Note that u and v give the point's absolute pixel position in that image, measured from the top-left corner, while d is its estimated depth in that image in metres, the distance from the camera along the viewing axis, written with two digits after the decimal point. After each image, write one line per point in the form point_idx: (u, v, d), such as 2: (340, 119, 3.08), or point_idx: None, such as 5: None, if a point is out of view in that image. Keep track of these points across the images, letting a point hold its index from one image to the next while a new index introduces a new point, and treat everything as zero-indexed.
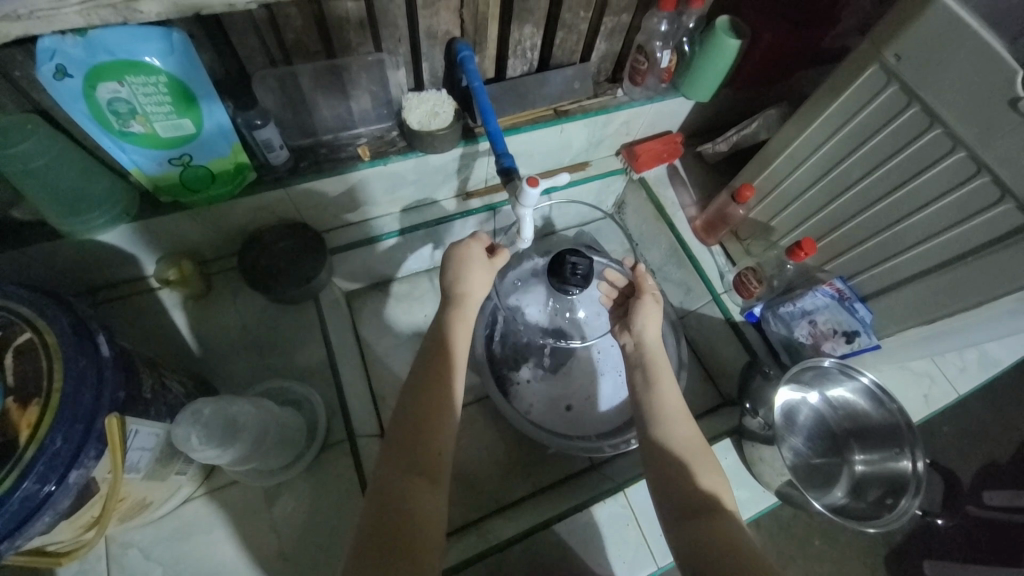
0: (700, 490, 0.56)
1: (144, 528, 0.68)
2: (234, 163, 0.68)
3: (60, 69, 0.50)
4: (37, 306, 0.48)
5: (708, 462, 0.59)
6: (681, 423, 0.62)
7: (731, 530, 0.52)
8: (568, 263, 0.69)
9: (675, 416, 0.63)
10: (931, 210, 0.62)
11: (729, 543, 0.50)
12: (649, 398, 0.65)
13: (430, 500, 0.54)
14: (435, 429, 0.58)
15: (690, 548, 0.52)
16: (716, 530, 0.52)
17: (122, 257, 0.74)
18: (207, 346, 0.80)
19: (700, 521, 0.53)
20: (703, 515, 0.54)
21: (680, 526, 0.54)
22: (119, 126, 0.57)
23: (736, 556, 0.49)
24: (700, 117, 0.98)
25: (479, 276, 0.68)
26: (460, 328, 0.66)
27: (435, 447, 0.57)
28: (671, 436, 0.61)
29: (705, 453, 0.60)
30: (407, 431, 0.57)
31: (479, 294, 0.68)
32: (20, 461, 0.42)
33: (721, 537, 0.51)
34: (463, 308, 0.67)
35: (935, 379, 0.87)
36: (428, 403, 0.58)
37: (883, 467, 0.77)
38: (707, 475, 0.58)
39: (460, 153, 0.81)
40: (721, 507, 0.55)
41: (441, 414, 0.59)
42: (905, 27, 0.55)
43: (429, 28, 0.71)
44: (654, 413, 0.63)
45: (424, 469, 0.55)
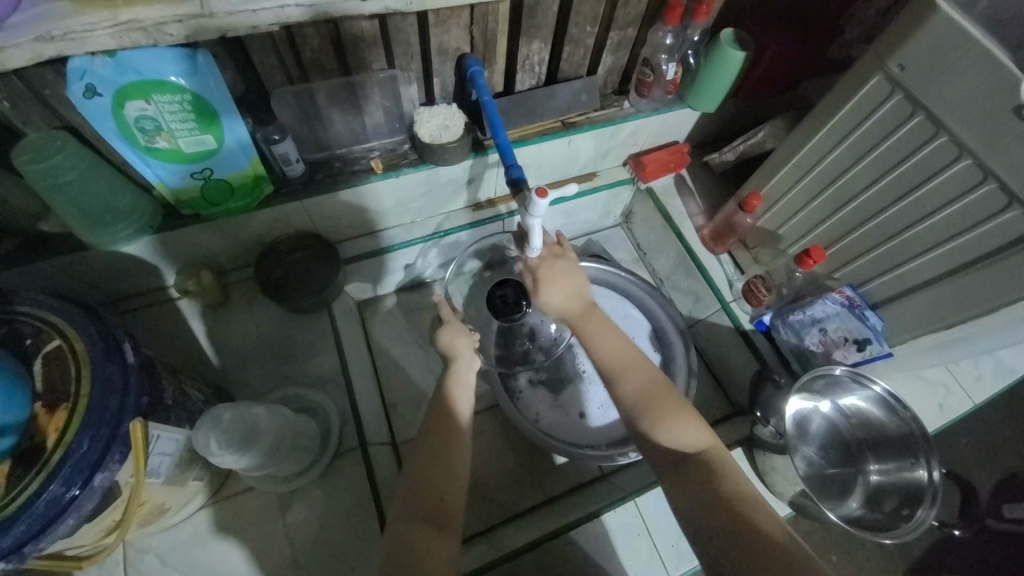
0: (671, 443, 0.56)
1: (161, 534, 0.69)
2: (253, 176, 0.70)
3: (90, 88, 0.53)
4: (65, 314, 0.50)
5: (669, 403, 0.60)
6: (629, 369, 0.64)
7: (717, 475, 0.52)
8: (497, 298, 0.81)
9: (626, 364, 0.65)
10: (939, 218, 0.62)
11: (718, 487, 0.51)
12: (597, 354, 0.67)
13: (438, 546, 0.53)
14: (443, 473, 0.59)
15: (691, 500, 0.51)
16: (700, 476, 0.52)
17: (144, 267, 0.76)
18: (223, 355, 0.81)
19: (688, 469, 0.53)
20: (688, 465, 0.54)
21: (668, 480, 0.54)
22: (145, 142, 0.60)
23: (721, 501, 0.50)
24: (707, 127, 0.99)
25: (458, 331, 0.73)
26: (463, 377, 0.70)
27: (439, 492, 0.57)
28: (628, 384, 0.63)
29: (662, 396, 0.60)
30: (421, 485, 0.58)
31: (464, 345, 0.72)
32: (47, 463, 0.44)
33: (705, 482, 0.52)
34: (462, 365, 0.71)
35: (950, 388, 0.86)
36: (439, 435, 0.62)
37: (898, 477, 0.76)
38: (671, 424, 0.57)
39: (470, 165, 0.83)
40: (702, 457, 0.54)
41: (450, 447, 0.62)
42: (908, 38, 0.56)
43: (440, 45, 0.73)
44: (610, 369, 0.65)
45: (438, 507, 0.56)
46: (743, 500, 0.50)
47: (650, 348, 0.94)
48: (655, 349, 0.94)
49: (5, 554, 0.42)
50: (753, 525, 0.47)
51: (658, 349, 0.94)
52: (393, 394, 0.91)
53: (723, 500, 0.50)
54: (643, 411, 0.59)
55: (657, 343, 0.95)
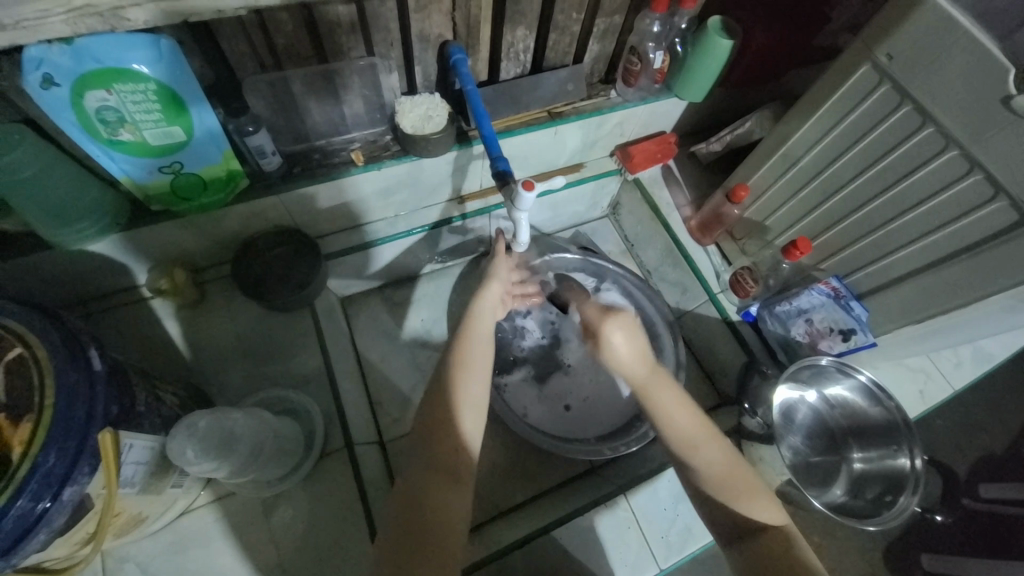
0: (747, 517, 0.54)
1: (140, 542, 0.66)
2: (226, 170, 0.67)
3: (46, 77, 0.50)
4: (26, 320, 0.47)
5: (745, 480, 0.56)
6: (704, 445, 0.56)
7: (789, 553, 0.52)
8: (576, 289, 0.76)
9: (699, 439, 0.56)
10: (924, 210, 0.62)
11: (786, 562, 0.51)
12: (668, 428, 0.57)
13: (454, 503, 0.55)
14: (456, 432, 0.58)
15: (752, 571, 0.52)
16: (773, 550, 0.52)
17: (113, 266, 0.72)
18: (201, 356, 0.79)
19: (755, 541, 0.53)
20: (755, 536, 0.54)
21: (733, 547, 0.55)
22: (107, 135, 0.57)
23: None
24: (694, 116, 0.98)
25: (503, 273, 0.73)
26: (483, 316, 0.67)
27: (456, 446, 0.57)
28: (704, 462, 0.56)
29: (741, 470, 0.56)
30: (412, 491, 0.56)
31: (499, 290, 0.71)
32: (11, 479, 0.41)
33: (776, 558, 0.52)
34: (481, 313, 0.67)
35: (931, 374, 0.87)
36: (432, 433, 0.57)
37: (880, 465, 0.78)
38: (748, 501, 0.55)
39: (455, 156, 0.80)
40: (772, 529, 0.54)
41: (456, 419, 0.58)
42: (898, 26, 0.55)
43: (421, 31, 0.70)
44: (681, 448, 0.56)
45: (452, 470, 0.56)
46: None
47: None
48: None
49: None
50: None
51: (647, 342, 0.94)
52: (380, 392, 0.89)
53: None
54: (718, 487, 0.55)
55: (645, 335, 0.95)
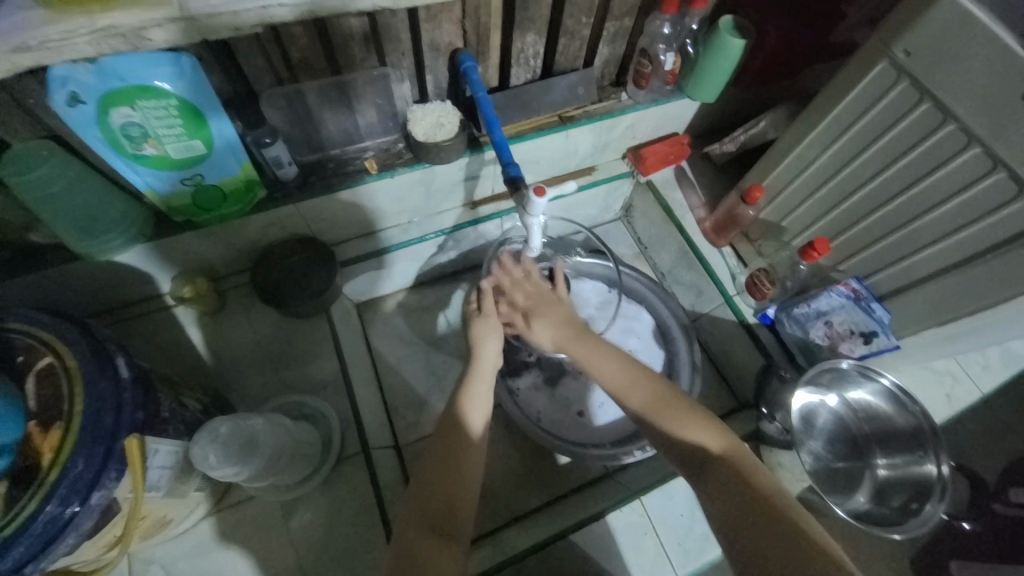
0: (692, 447, 0.55)
1: (164, 545, 0.68)
2: (245, 180, 0.69)
3: (73, 95, 0.52)
4: (57, 330, 0.49)
5: (682, 410, 0.58)
6: (632, 390, 0.61)
7: (744, 472, 0.52)
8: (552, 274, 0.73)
9: (627, 383, 0.62)
10: (946, 209, 0.61)
11: (741, 485, 0.51)
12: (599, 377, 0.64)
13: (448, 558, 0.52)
14: (459, 471, 0.59)
15: (714, 502, 0.52)
16: (726, 473, 0.52)
17: (138, 276, 0.75)
18: (222, 362, 0.81)
19: (711, 469, 0.53)
20: (710, 463, 0.53)
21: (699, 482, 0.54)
22: (132, 150, 0.59)
23: (750, 501, 0.49)
24: (707, 117, 0.97)
25: (493, 332, 0.68)
26: (481, 378, 0.66)
27: (449, 505, 0.56)
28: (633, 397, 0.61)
29: (673, 403, 0.59)
30: (428, 499, 0.56)
31: (493, 350, 0.68)
32: (43, 483, 0.43)
33: (735, 480, 0.51)
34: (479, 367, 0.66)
35: (957, 377, 0.85)
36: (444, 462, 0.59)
37: (905, 471, 0.75)
38: (687, 427, 0.56)
39: (466, 163, 0.81)
40: (721, 454, 0.54)
41: (454, 480, 0.58)
42: (915, 22, 0.54)
43: (432, 40, 0.71)
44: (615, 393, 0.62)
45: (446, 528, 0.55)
46: (772, 493, 0.49)
47: (653, 345, 0.93)
48: (659, 346, 0.93)
49: None
50: (778, 519, 0.47)
51: (661, 346, 0.93)
52: (395, 397, 0.90)
53: (753, 499, 0.49)
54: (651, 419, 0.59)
55: (660, 339, 0.94)
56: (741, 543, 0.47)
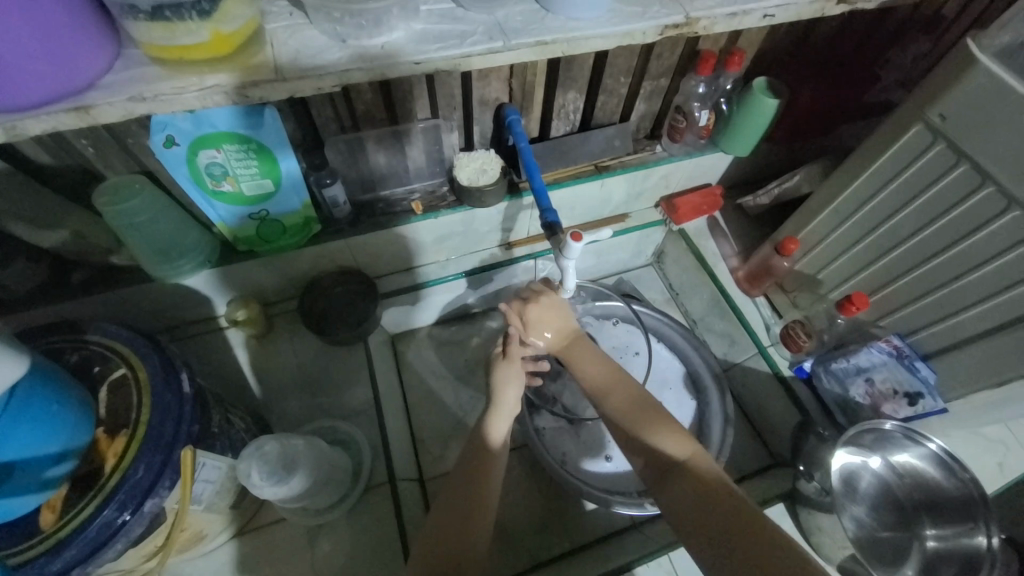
0: (659, 451, 0.58)
1: (192, 562, 0.70)
2: (303, 217, 0.75)
3: (169, 138, 0.59)
4: (132, 344, 0.54)
5: (653, 413, 0.61)
6: (609, 390, 0.64)
7: (702, 475, 0.54)
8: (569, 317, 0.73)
9: (607, 385, 0.65)
10: (990, 268, 0.60)
11: (701, 488, 0.53)
12: (582, 378, 0.66)
13: None
14: (476, 509, 0.60)
15: (677, 504, 0.53)
16: (689, 479, 0.54)
17: (199, 298, 0.81)
18: (264, 384, 0.85)
19: (675, 476, 0.55)
20: (674, 471, 0.56)
21: (662, 490, 0.56)
22: (211, 186, 0.66)
23: (712, 500, 0.52)
24: (740, 170, 0.99)
25: (514, 377, 0.69)
26: (500, 425, 0.67)
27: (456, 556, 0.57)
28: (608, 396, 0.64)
29: (647, 407, 0.62)
30: (453, 532, 0.58)
31: (513, 396, 0.68)
32: (103, 488, 0.47)
33: (693, 483, 0.54)
34: (500, 414, 0.68)
35: (1012, 447, 0.79)
36: (467, 498, 0.61)
37: (957, 543, 0.70)
38: (654, 431, 0.59)
39: (505, 207, 0.86)
40: (687, 462, 0.56)
41: (467, 530, 0.59)
42: (949, 89, 0.56)
43: (481, 96, 0.78)
44: (594, 391, 0.65)
45: None
46: (727, 492, 0.52)
47: (684, 394, 0.92)
48: (689, 395, 0.91)
49: None
50: (736, 513, 0.50)
51: (692, 394, 0.92)
52: (422, 429, 0.91)
53: (711, 498, 0.52)
54: (624, 422, 0.61)
55: (691, 387, 0.92)
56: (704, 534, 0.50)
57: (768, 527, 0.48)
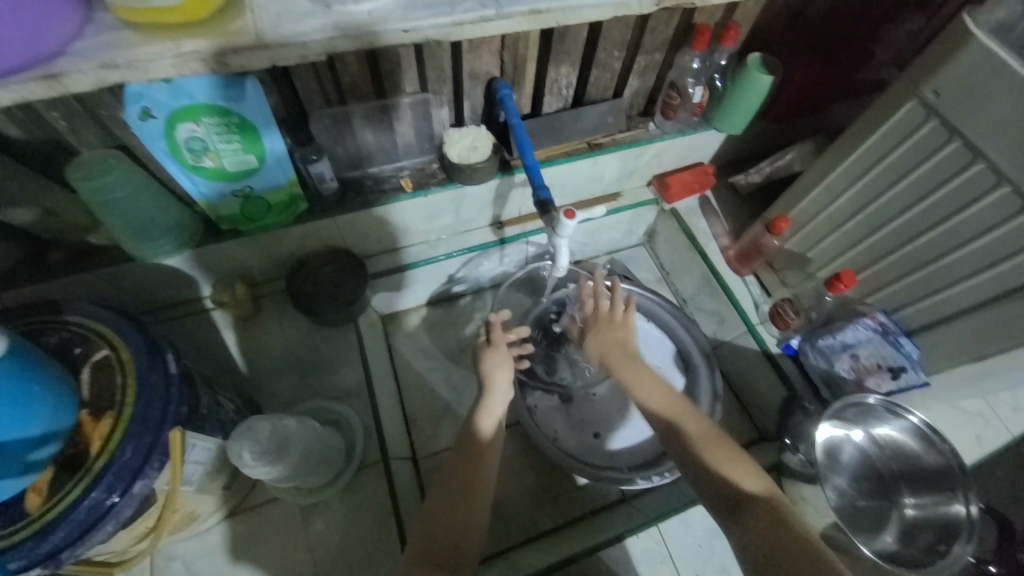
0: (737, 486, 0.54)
1: (185, 542, 0.70)
2: (289, 194, 0.73)
3: (145, 110, 0.56)
4: (114, 325, 0.53)
5: (725, 447, 0.58)
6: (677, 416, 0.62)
7: (785, 519, 0.51)
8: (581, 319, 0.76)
9: (673, 409, 0.63)
10: (976, 245, 0.61)
11: (784, 531, 0.49)
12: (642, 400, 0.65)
13: None
14: (475, 489, 0.61)
15: (754, 545, 0.50)
16: (770, 517, 0.51)
17: (182, 279, 0.79)
18: (252, 366, 0.83)
19: (752, 512, 0.52)
20: (753, 508, 0.52)
21: (735, 527, 0.52)
22: (192, 161, 0.63)
23: (798, 543, 0.48)
24: (733, 149, 0.99)
25: (503, 362, 0.70)
26: (496, 408, 0.67)
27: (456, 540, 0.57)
28: (675, 422, 0.62)
29: (717, 438, 0.59)
30: (449, 509, 0.59)
31: (504, 379, 0.69)
32: (89, 471, 0.46)
33: (773, 525, 0.50)
34: (493, 397, 0.68)
35: (988, 419, 0.82)
36: (465, 478, 0.61)
37: (934, 512, 0.73)
38: (728, 465, 0.56)
39: (496, 184, 0.85)
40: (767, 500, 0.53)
41: (464, 511, 0.59)
42: (945, 64, 0.56)
43: (472, 70, 0.75)
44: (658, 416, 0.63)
45: (444, 563, 0.55)
46: (811, 542, 0.48)
47: (674, 371, 0.93)
48: (679, 372, 0.92)
49: (44, 559, 0.44)
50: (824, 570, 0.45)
51: (682, 372, 0.93)
52: (414, 409, 0.91)
53: (797, 547, 0.48)
54: (694, 446, 0.58)
55: (681, 365, 0.94)
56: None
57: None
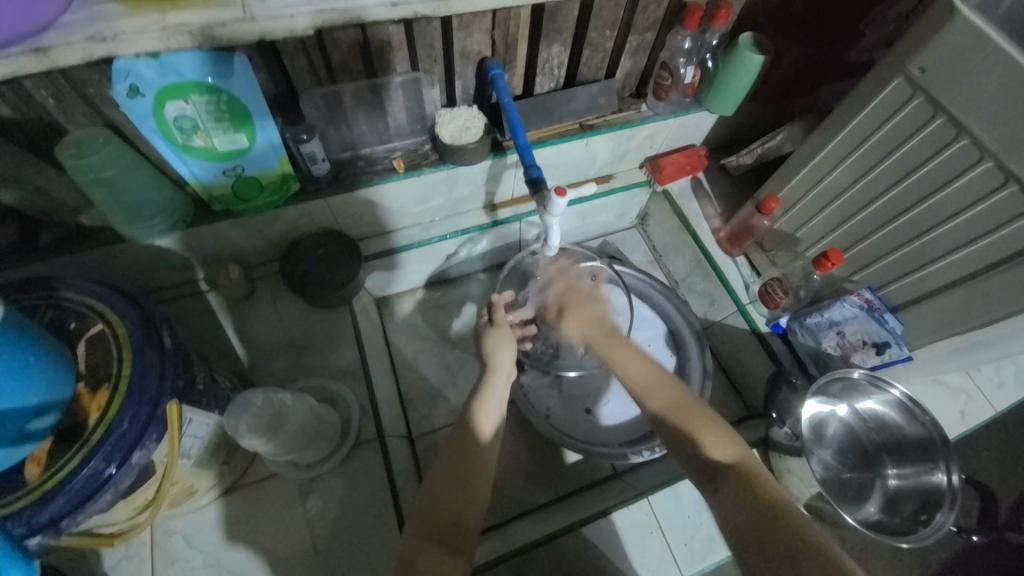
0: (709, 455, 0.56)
1: (185, 517, 0.71)
2: (281, 174, 0.73)
3: (133, 87, 0.56)
4: (109, 301, 0.53)
5: (699, 418, 0.59)
6: (654, 394, 0.64)
7: (753, 480, 0.52)
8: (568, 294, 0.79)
9: (653, 385, 0.65)
10: (959, 220, 0.62)
11: (757, 493, 0.50)
12: (628, 377, 0.67)
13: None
14: (473, 464, 0.61)
15: (726, 511, 0.50)
16: (741, 481, 0.52)
17: (177, 260, 0.79)
18: (248, 346, 0.84)
19: (725, 477, 0.53)
20: (727, 474, 0.53)
21: (713, 493, 0.53)
22: (182, 140, 0.63)
23: (767, 503, 0.49)
24: (724, 130, 0.99)
25: (504, 341, 0.72)
26: (497, 387, 0.68)
27: (455, 517, 0.57)
28: (652, 398, 0.63)
29: (690, 410, 0.60)
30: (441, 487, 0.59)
31: (507, 357, 0.71)
32: (88, 441, 0.47)
33: (740, 487, 0.51)
34: (496, 377, 0.69)
35: (971, 395, 0.84)
36: (463, 454, 0.61)
37: (917, 481, 0.75)
38: (699, 432, 0.57)
39: (489, 165, 0.85)
40: (740, 466, 0.53)
41: (466, 490, 0.59)
42: (931, 40, 0.56)
43: (463, 49, 0.75)
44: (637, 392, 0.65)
45: (444, 533, 0.55)
46: (776, 500, 0.49)
47: (665, 350, 0.94)
48: (670, 351, 0.94)
49: (44, 527, 0.44)
50: (782, 528, 0.46)
51: (673, 351, 0.95)
52: (410, 389, 0.93)
53: (762, 507, 0.48)
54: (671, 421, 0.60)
55: (672, 345, 0.95)
56: (758, 538, 0.46)
57: (811, 537, 0.45)
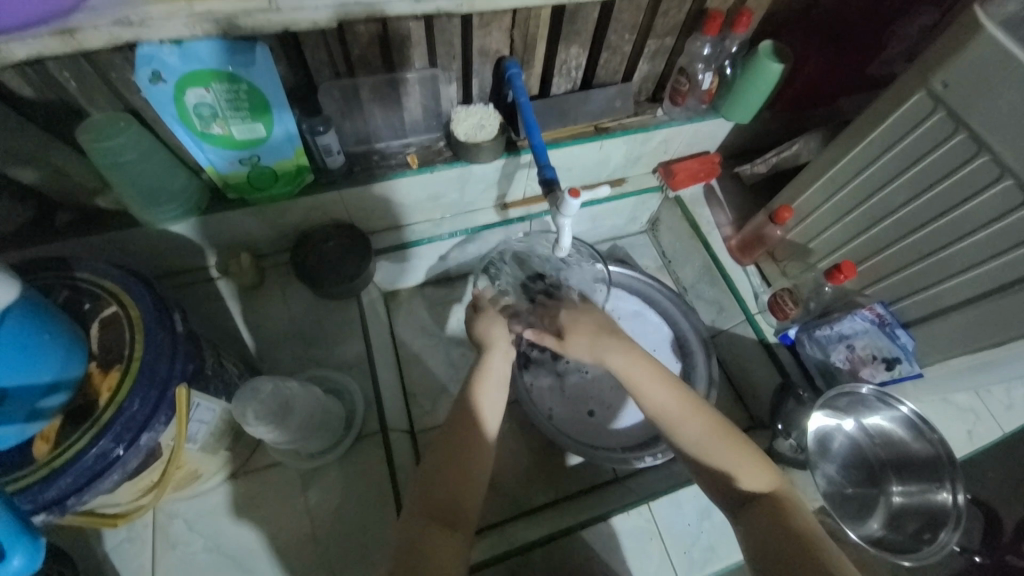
0: (743, 483, 0.57)
1: (187, 501, 0.72)
2: (296, 165, 0.73)
3: (156, 73, 0.56)
4: (124, 284, 0.54)
5: (735, 448, 0.58)
6: (686, 419, 0.60)
7: (788, 514, 0.54)
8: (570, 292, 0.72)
9: (684, 410, 0.60)
10: (978, 237, 0.61)
11: (789, 528, 0.53)
12: (647, 398, 0.61)
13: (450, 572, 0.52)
14: (470, 458, 0.59)
15: (757, 542, 0.53)
16: (773, 514, 0.54)
17: (190, 246, 0.80)
18: (256, 335, 0.85)
19: (757, 508, 0.55)
20: (760, 504, 0.55)
21: (743, 520, 0.55)
22: (201, 127, 0.64)
23: (800, 539, 0.51)
24: (740, 138, 0.98)
25: (495, 321, 0.69)
26: (495, 371, 0.66)
27: (455, 502, 0.57)
28: (682, 425, 0.60)
29: (725, 438, 0.58)
30: (437, 468, 0.58)
31: (501, 336, 0.68)
32: (97, 422, 0.47)
33: (775, 521, 0.53)
34: (492, 357, 0.67)
35: (980, 415, 0.83)
36: (455, 442, 0.60)
37: (919, 499, 0.75)
38: (736, 466, 0.57)
39: (503, 164, 0.85)
40: (773, 497, 0.56)
41: (464, 489, 0.58)
42: (956, 54, 0.55)
43: (482, 46, 0.75)
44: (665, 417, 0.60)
45: (446, 517, 0.56)
46: (811, 535, 0.52)
47: (671, 357, 0.94)
48: (676, 358, 0.93)
49: (50, 504, 0.45)
50: (823, 569, 0.48)
51: (679, 358, 0.94)
52: (414, 384, 0.93)
53: (797, 543, 0.51)
54: (706, 449, 0.58)
55: (678, 351, 0.95)
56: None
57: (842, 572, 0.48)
